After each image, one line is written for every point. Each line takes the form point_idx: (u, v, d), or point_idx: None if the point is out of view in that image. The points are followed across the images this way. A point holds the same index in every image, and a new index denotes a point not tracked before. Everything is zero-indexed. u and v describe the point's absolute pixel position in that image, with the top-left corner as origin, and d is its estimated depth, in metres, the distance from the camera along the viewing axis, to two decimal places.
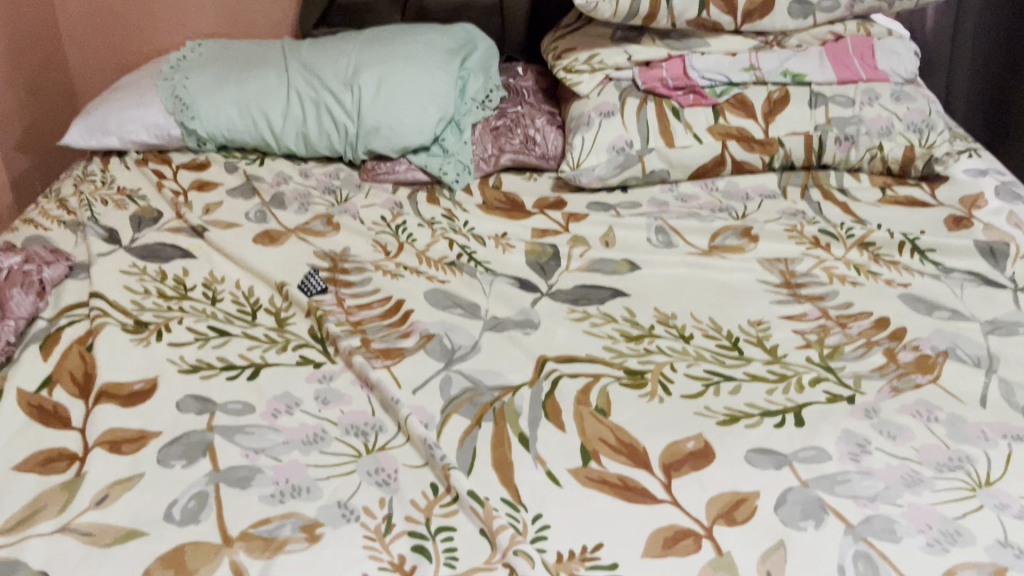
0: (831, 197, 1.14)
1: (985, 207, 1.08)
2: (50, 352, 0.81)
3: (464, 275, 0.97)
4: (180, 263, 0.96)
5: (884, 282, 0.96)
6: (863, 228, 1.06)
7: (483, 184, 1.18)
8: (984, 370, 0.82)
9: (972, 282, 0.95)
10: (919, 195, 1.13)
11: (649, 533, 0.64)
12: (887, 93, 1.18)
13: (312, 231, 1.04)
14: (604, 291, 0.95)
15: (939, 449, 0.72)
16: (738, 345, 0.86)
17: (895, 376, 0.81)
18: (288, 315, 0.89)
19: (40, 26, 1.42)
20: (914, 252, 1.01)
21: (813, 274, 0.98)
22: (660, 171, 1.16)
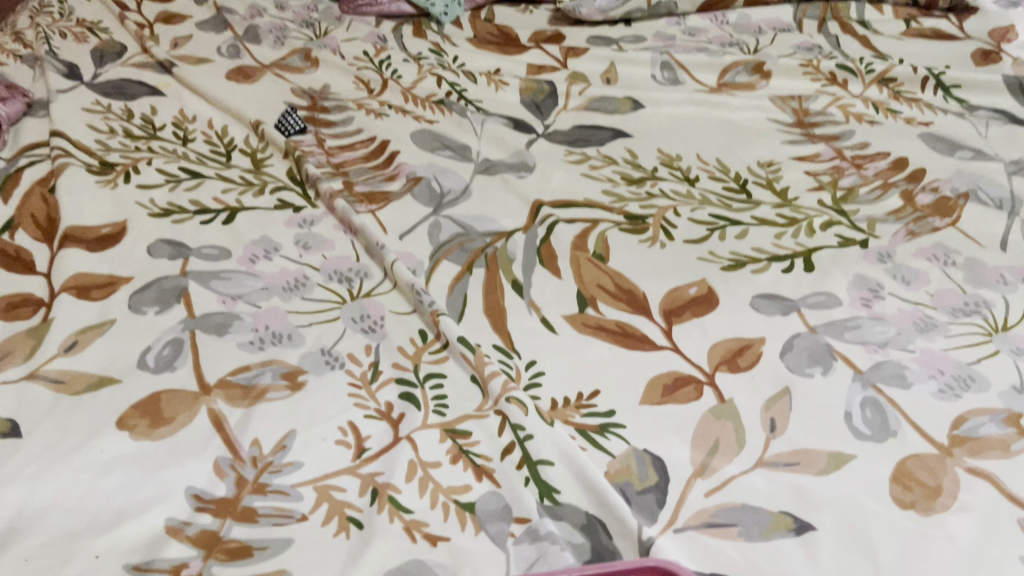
0: (850, 31, 1.05)
1: (1016, 41, 1.00)
2: (10, 194, 0.76)
3: (453, 114, 0.90)
4: (147, 101, 0.89)
5: (904, 122, 0.89)
6: (885, 64, 0.98)
7: (475, 17, 1.09)
8: (1006, 213, 0.77)
9: (998, 121, 0.89)
10: (946, 28, 1.04)
11: (648, 380, 0.61)
12: None
13: (290, 68, 0.97)
14: (604, 131, 0.89)
15: (955, 294, 0.68)
16: (746, 188, 0.81)
17: (911, 219, 0.76)
18: (265, 156, 0.83)
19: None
20: (937, 90, 0.94)
21: (829, 113, 0.91)
22: (665, 2, 1.08)
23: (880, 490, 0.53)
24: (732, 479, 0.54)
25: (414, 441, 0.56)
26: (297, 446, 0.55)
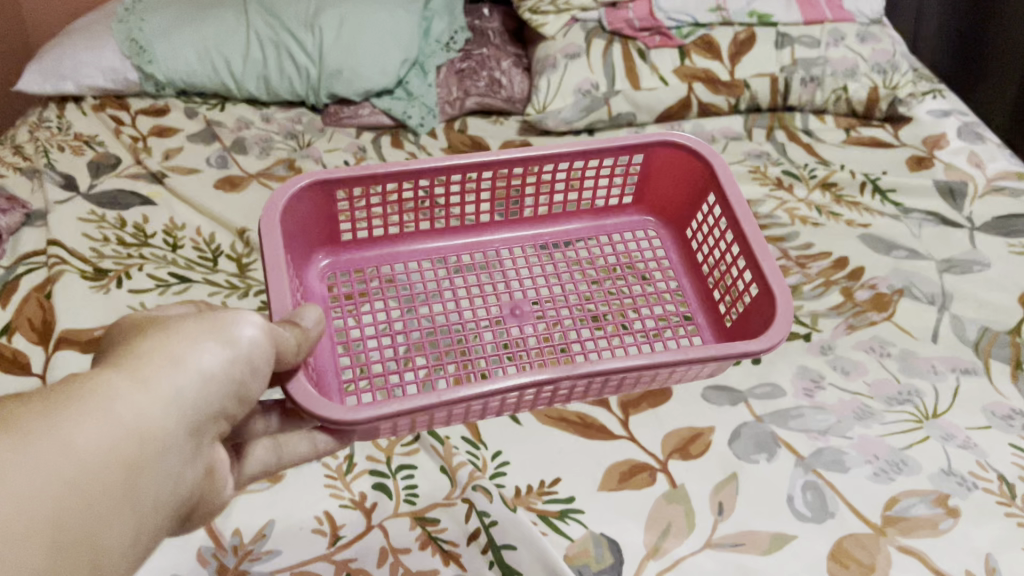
0: (796, 139, 1.14)
1: (946, 147, 1.09)
2: (10, 299, 0.81)
3: None
4: (140, 210, 0.93)
5: (844, 223, 0.96)
6: (826, 170, 1.06)
7: (449, 128, 1.15)
8: (937, 308, 0.83)
9: (930, 221, 0.96)
10: (883, 136, 1.13)
11: (605, 466, 0.66)
12: (852, 32, 1.18)
13: (274, 176, 1.01)
14: None
15: (889, 383, 0.74)
16: None
17: (851, 314, 0.82)
18: (250, 262, 0.88)
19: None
20: (875, 193, 1.01)
21: (776, 215, 0.97)
22: (626, 115, 1.14)
23: (820, 566, 0.60)
24: (683, 558, 0.60)
25: (384, 529, 0.62)
26: (275, 534, 0.62)
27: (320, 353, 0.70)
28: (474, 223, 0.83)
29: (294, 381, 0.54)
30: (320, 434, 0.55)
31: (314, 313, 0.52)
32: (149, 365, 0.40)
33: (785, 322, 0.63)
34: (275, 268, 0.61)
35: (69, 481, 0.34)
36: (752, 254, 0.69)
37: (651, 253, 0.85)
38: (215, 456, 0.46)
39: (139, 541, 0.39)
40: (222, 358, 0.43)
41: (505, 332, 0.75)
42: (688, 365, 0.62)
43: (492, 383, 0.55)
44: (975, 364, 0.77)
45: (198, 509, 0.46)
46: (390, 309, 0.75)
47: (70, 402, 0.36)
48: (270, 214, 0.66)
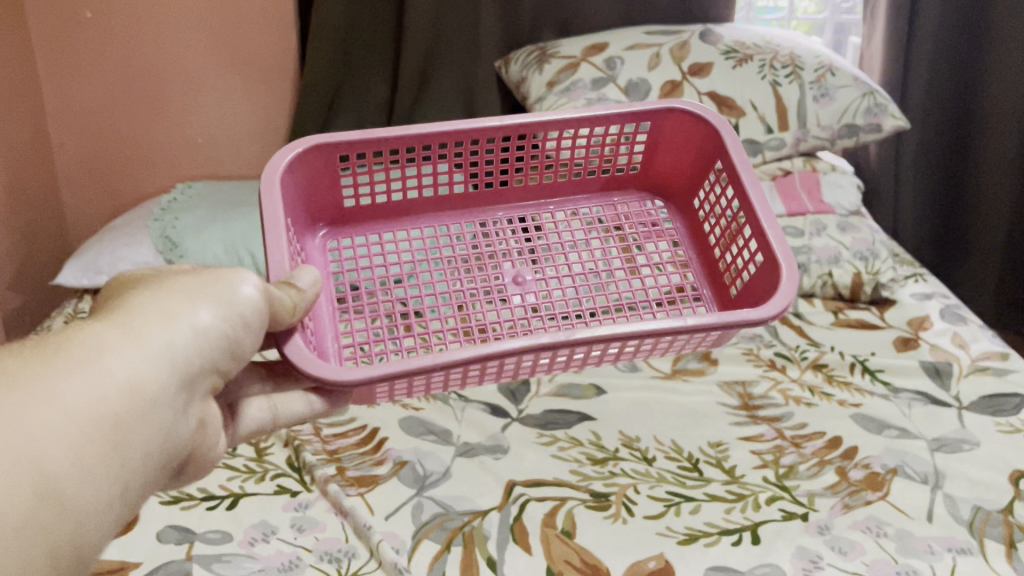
0: (787, 321, 1.19)
1: (931, 328, 1.15)
2: None
3: (437, 401, 1.00)
4: None
5: (837, 402, 1.00)
6: (816, 351, 1.11)
7: None
8: (931, 487, 0.86)
9: (920, 400, 1.00)
10: (870, 317, 1.19)
11: None
12: (832, 224, 1.27)
13: None
14: (572, 414, 0.98)
15: (887, 563, 0.76)
16: (698, 465, 0.89)
17: (846, 493, 0.85)
18: (267, 445, 0.92)
19: (38, 160, 1.43)
20: (864, 373, 1.06)
21: (770, 395, 1.02)
22: None
23: None
24: None
25: None
26: None
27: (320, 314, 0.82)
28: (482, 189, 0.97)
29: (290, 344, 0.62)
30: (313, 395, 0.67)
31: (310, 274, 0.63)
32: (152, 318, 0.50)
33: (789, 284, 0.73)
34: (276, 220, 0.70)
35: (78, 421, 0.43)
36: (759, 224, 0.80)
37: (649, 222, 1.00)
38: (204, 412, 0.56)
39: (136, 480, 0.48)
40: (215, 316, 0.53)
41: (537, 287, 0.91)
42: (697, 334, 0.71)
43: (491, 348, 0.64)
44: (969, 543, 0.79)
45: (191, 459, 0.56)
46: (391, 286, 0.89)
47: (81, 354, 0.45)
48: (271, 175, 0.76)
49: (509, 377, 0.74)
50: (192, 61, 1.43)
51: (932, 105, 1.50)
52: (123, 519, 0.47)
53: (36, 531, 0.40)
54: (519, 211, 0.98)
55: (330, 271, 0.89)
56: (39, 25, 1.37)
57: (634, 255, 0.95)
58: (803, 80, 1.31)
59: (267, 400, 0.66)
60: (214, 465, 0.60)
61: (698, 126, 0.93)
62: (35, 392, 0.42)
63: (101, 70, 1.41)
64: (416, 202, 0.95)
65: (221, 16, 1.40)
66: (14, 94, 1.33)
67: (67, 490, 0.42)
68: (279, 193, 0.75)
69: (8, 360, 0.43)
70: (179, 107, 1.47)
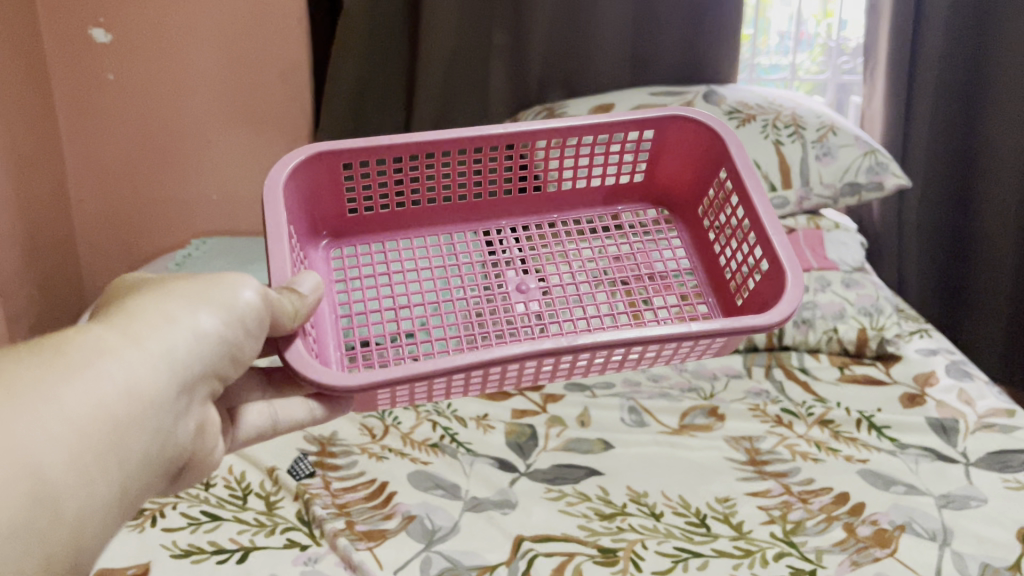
0: (793, 376, 1.20)
1: (937, 384, 1.15)
2: None
3: (445, 456, 1.01)
4: None
5: (844, 458, 1.00)
6: (823, 407, 1.12)
7: None
8: (939, 543, 0.86)
9: (927, 456, 1.00)
10: (876, 373, 1.20)
11: None
12: (837, 280, 1.29)
13: None
14: (580, 469, 0.98)
15: None
16: (706, 521, 0.89)
17: (854, 549, 0.85)
18: (277, 498, 0.93)
19: (57, 211, 1.47)
20: (871, 429, 1.06)
21: (777, 451, 1.02)
22: None
23: None
24: None
25: None
26: None
27: (322, 322, 0.85)
28: (488, 198, 0.99)
29: (292, 349, 0.64)
30: (314, 402, 0.68)
31: (310, 281, 0.66)
32: (155, 322, 0.52)
33: (795, 291, 0.74)
34: (277, 227, 0.73)
35: (77, 424, 0.44)
36: (765, 233, 0.82)
37: (654, 230, 1.02)
38: (206, 417, 0.59)
39: (132, 484, 0.49)
40: (216, 322, 0.55)
41: (545, 296, 0.93)
42: (701, 342, 0.73)
43: (493, 352, 0.65)
44: None
45: (194, 463, 0.60)
46: (395, 296, 0.91)
47: (82, 357, 0.47)
48: (274, 184, 0.79)
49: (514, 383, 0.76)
50: (209, 122, 1.47)
51: (934, 161, 1.52)
52: (118, 523, 0.49)
53: (34, 533, 0.42)
54: (524, 220, 1.01)
55: (333, 280, 0.92)
56: (62, 85, 1.42)
57: (637, 265, 0.98)
58: (805, 139, 1.34)
59: (267, 406, 0.68)
60: (212, 471, 0.63)
61: (699, 131, 0.95)
62: (42, 394, 0.44)
63: (121, 127, 1.46)
64: (422, 211, 0.97)
65: (238, 79, 1.44)
66: (36, 150, 1.37)
67: (66, 492, 0.43)
68: (281, 201, 0.77)
69: (12, 363, 0.45)
70: (196, 161, 1.50)
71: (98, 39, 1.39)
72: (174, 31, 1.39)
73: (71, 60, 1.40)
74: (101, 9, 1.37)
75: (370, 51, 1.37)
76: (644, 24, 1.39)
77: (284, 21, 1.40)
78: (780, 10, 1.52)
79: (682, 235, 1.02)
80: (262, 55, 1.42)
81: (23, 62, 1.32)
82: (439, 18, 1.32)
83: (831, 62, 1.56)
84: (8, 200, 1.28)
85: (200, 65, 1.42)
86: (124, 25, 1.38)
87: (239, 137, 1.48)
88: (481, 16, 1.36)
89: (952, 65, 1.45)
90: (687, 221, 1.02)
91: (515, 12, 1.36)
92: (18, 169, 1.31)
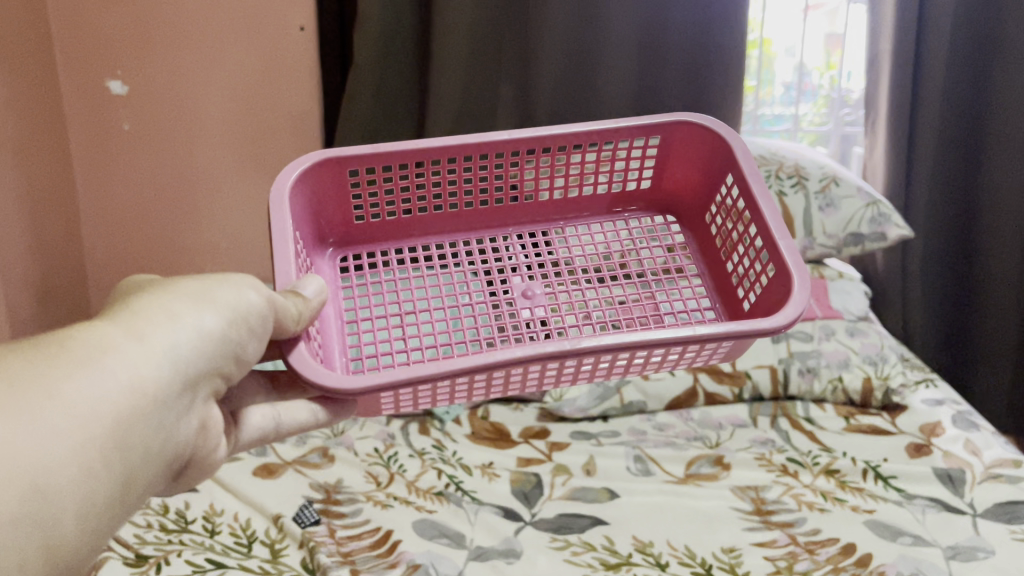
0: (799, 426, 1.20)
1: (943, 434, 1.15)
2: None
3: (450, 504, 1.01)
4: (183, 495, 1.00)
5: (850, 508, 1.00)
6: (829, 456, 1.12)
7: (472, 415, 1.23)
8: None
9: (934, 507, 1.00)
10: (882, 423, 1.19)
11: None
12: (841, 328, 1.30)
13: (308, 462, 1.09)
14: (585, 518, 0.98)
15: None
16: (711, 571, 0.89)
17: None
18: (282, 546, 0.93)
19: (70, 257, 1.49)
20: (877, 479, 1.06)
21: (783, 500, 1.02)
22: (637, 402, 1.23)
23: None
24: None
25: None
26: None
27: (327, 327, 0.87)
28: (495, 204, 1.00)
29: (295, 353, 0.66)
30: (317, 405, 0.69)
31: (315, 284, 0.68)
32: (159, 317, 0.53)
33: (800, 296, 0.74)
34: (282, 239, 0.74)
35: (80, 417, 0.45)
36: (772, 238, 0.82)
37: (661, 237, 1.03)
38: (208, 414, 0.60)
39: (134, 480, 0.50)
40: (219, 320, 0.57)
41: (551, 303, 0.94)
42: (709, 346, 0.73)
43: (496, 356, 0.66)
44: None
45: (195, 462, 0.60)
46: (399, 303, 0.93)
47: (86, 353, 0.47)
48: (279, 191, 0.80)
49: (519, 390, 0.77)
50: (221, 172, 1.50)
51: (937, 209, 1.54)
52: (121, 519, 0.49)
53: (34, 526, 0.42)
54: (531, 227, 1.02)
55: (339, 288, 0.93)
56: (78, 135, 1.45)
57: (643, 272, 0.98)
58: (807, 190, 1.37)
59: (271, 409, 0.69)
60: (216, 470, 0.64)
61: (706, 136, 0.96)
62: (49, 389, 0.44)
63: (134, 175, 1.49)
64: (428, 218, 0.98)
65: (250, 131, 1.47)
66: (51, 198, 1.40)
67: (68, 485, 0.44)
68: (286, 209, 0.79)
69: (16, 360, 0.45)
70: (208, 210, 1.53)
71: (114, 90, 1.43)
72: (188, 83, 1.42)
73: (87, 110, 1.44)
74: (119, 61, 1.41)
75: (383, 107, 1.40)
76: (649, 80, 1.42)
77: (297, 75, 1.43)
78: (785, 62, 1.55)
79: (690, 242, 1.02)
80: (274, 107, 1.45)
81: (41, 114, 1.35)
82: (449, 70, 1.36)
83: (834, 114, 1.59)
84: (23, 248, 1.30)
85: (213, 116, 1.45)
86: (140, 77, 1.42)
87: (250, 186, 1.51)
88: (489, 71, 1.39)
89: (952, 118, 1.47)
90: (694, 227, 1.02)
91: (523, 67, 1.40)
92: (32, 217, 1.33)
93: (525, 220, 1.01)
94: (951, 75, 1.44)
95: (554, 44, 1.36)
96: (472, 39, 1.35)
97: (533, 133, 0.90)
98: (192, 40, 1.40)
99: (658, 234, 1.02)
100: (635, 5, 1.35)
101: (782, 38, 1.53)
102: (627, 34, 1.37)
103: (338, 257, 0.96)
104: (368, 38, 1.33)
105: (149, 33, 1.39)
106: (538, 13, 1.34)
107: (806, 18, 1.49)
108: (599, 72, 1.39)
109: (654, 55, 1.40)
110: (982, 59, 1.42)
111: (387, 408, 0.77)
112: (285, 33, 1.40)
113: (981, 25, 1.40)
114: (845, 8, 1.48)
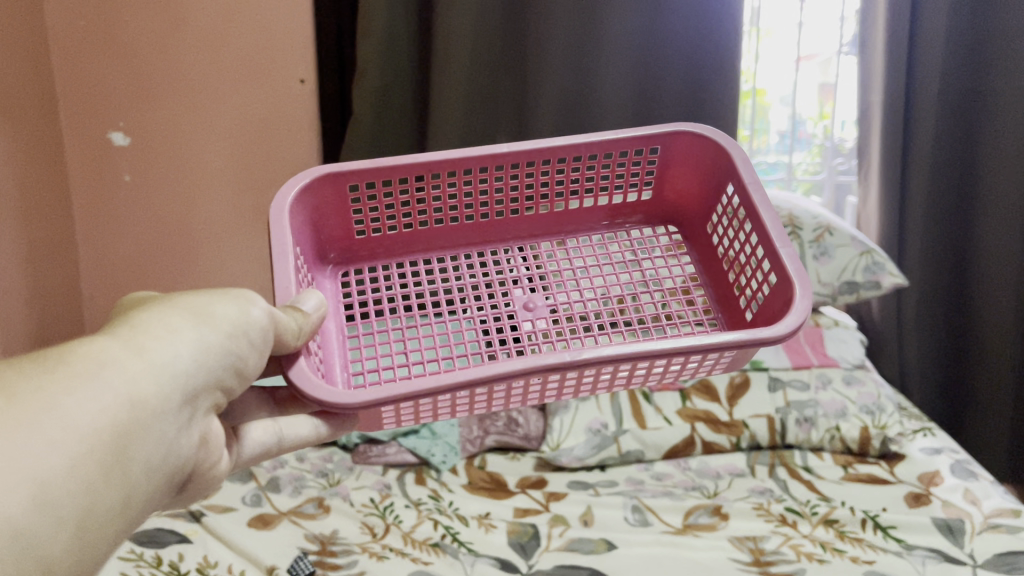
0: (797, 475, 1.19)
1: (942, 484, 1.15)
2: None
3: (447, 556, 1.00)
4: (176, 547, 0.98)
5: (849, 559, 0.99)
6: (827, 506, 1.11)
7: (469, 464, 1.23)
8: None
9: (934, 558, 0.99)
10: (879, 472, 1.19)
11: None
12: (837, 377, 1.30)
13: (303, 513, 1.09)
14: (582, 570, 0.97)
15: None
16: None
17: None
18: None
19: (69, 305, 1.50)
20: (876, 529, 1.05)
21: (782, 551, 1.01)
22: (635, 451, 1.23)
23: None
24: None
25: None
26: None
27: (330, 343, 0.87)
28: (496, 217, 1.00)
29: (295, 368, 0.65)
30: (318, 419, 0.69)
31: (312, 298, 0.68)
32: (160, 331, 0.54)
33: (803, 306, 0.73)
34: (283, 259, 0.74)
35: (79, 432, 0.45)
36: (774, 249, 0.82)
37: (662, 247, 1.04)
38: (208, 428, 0.60)
39: (130, 501, 0.49)
40: (221, 334, 0.57)
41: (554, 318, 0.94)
42: (712, 356, 0.73)
43: (497, 368, 0.65)
44: None
45: (196, 476, 0.60)
46: (400, 319, 0.93)
47: (86, 367, 0.48)
48: (280, 206, 0.81)
49: (524, 401, 0.77)
50: (220, 221, 1.51)
51: (931, 254, 1.55)
52: (114, 541, 0.49)
53: (32, 544, 0.41)
54: (532, 240, 1.02)
55: (341, 301, 0.94)
56: (80, 184, 1.47)
57: (645, 285, 0.99)
58: (801, 241, 1.39)
59: (272, 424, 0.69)
60: (218, 485, 0.64)
61: (706, 146, 0.96)
62: (45, 401, 0.44)
63: (135, 224, 1.50)
64: (430, 230, 0.98)
65: (249, 180, 1.48)
66: (50, 245, 1.41)
67: (68, 499, 0.43)
68: (287, 224, 0.79)
69: (14, 373, 0.45)
70: (206, 258, 1.53)
71: (116, 141, 1.45)
72: (188, 131, 1.44)
73: (89, 160, 1.46)
74: (122, 114, 1.43)
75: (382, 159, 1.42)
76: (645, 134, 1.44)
77: (296, 124, 1.45)
78: (780, 111, 1.58)
79: (692, 251, 1.03)
80: (274, 157, 1.46)
81: (42, 163, 1.37)
82: (445, 123, 1.39)
83: (827, 163, 1.61)
84: (20, 294, 1.31)
85: (212, 163, 1.46)
86: (141, 126, 1.44)
87: (248, 234, 1.52)
88: (487, 123, 1.42)
89: (943, 170, 1.49)
90: (696, 236, 1.03)
91: (520, 119, 1.42)
92: (30, 263, 1.34)
93: (526, 232, 1.02)
94: (941, 124, 1.46)
95: (549, 99, 1.38)
96: (469, 90, 1.37)
97: (533, 146, 0.91)
98: (194, 90, 1.42)
99: (660, 244, 1.03)
100: (629, 60, 1.38)
101: (775, 89, 1.56)
102: (622, 88, 1.39)
103: (341, 274, 0.97)
104: (367, 91, 1.35)
105: (152, 84, 1.41)
106: (535, 68, 1.37)
107: (797, 69, 1.52)
108: (595, 129, 1.41)
109: (648, 110, 1.42)
110: (972, 113, 1.45)
111: (390, 422, 0.77)
112: (284, 84, 1.42)
113: (969, 77, 1.43)
114: (836, 58, 1.51)
